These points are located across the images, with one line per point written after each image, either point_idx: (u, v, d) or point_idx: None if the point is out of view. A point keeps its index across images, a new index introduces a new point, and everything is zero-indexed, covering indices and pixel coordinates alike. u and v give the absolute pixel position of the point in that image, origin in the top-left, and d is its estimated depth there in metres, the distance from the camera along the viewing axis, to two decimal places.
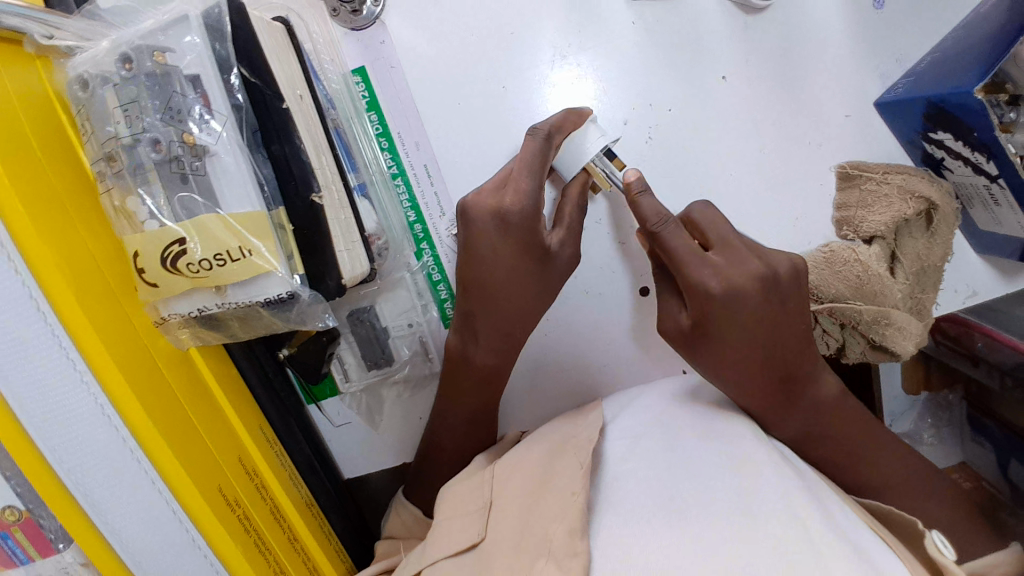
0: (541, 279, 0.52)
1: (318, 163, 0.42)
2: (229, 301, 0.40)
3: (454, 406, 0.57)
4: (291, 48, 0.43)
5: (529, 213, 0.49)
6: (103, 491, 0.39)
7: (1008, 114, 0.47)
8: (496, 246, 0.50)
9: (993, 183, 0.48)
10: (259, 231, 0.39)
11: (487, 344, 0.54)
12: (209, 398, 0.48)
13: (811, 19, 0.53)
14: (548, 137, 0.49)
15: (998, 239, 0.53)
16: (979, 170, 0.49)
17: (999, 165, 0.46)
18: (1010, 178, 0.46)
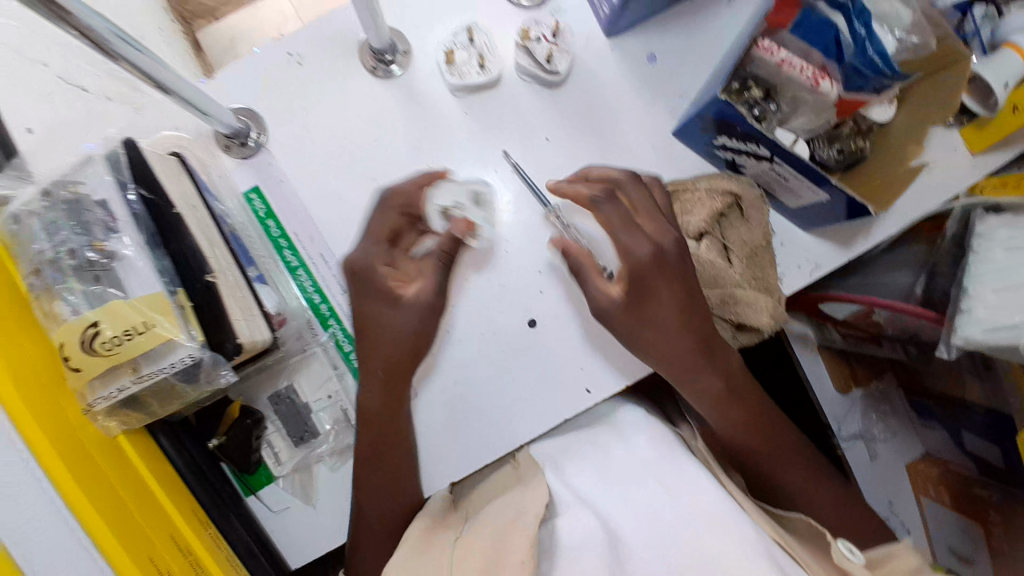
0: (409, 324, 0.61)
1: (213, 254, 0.52)
2: (143, 375, 0.48)
3: (378, 453, 0.62)
4: (184, 172, 0.55)
5: (369, 266, 0.61)
6: (39, 556, 0.42)
7: (768, 107, 0.59)
8: (361, 298, 0.61)
9: (773, 163, 0.58)
10: (161, 308, 0.47)
11: (369, 389, 0.61)
12: (139, 482, 0.53)
13: (603, 81, 0.65)
14: (381, 202, 0.61)
15: (809, 209, 0.61)
16: (759, 157, 0.59)
17: (766, 146, 0.56)
18: (780, 155, 0.56)
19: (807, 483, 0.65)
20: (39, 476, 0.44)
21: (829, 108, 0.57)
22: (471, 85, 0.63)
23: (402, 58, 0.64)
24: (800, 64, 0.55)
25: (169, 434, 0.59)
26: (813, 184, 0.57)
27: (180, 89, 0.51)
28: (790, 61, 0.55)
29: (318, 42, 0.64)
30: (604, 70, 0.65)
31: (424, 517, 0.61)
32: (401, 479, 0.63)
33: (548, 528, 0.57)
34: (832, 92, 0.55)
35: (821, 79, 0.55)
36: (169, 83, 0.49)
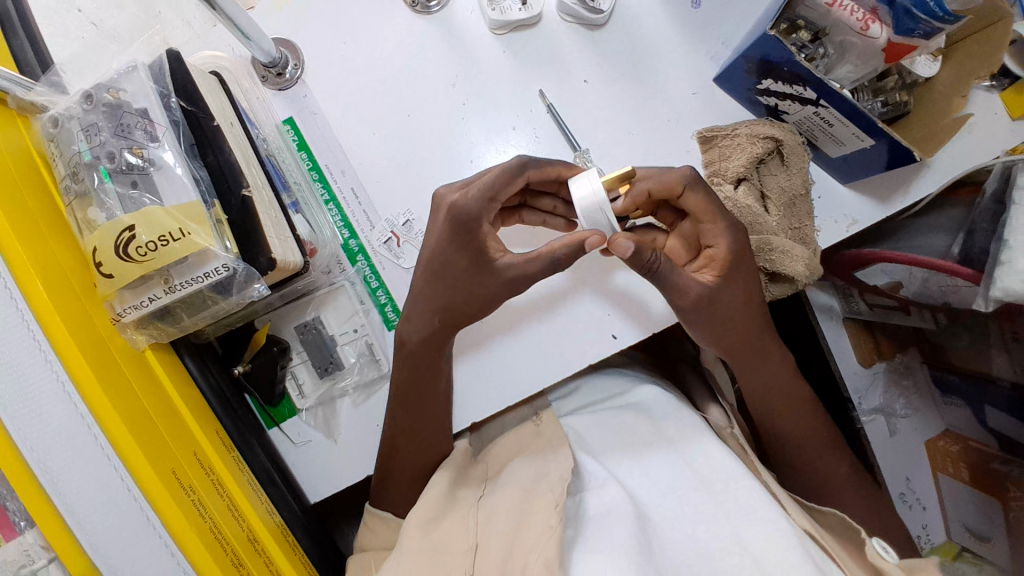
0: (485, 282, 0.58)
1: (248, 170, 0.51)
2: (174, 288, 0.48)
3: (403, 389, 0.61)
4: (223, 92, 0.55)
5: (475, 211, 0.57)
6: (64, 471, 0.42)
7: (815, 50, 0.58)
8: (450, 254, 0.58)
9: (818, 107, 0.57)
10: (196, 217, 0.47)
11: (415, 330, 0.60)
12: (168, 403, 0.53)
13: (644, 25, 0.64)
14: (523, 161, 0.57)
15: (851, 159, 0.60)
16: (804, 100, 0.57)
17: (813, 88, 0.55)
18: (827, 96, 0.54)
19: (829, 465, 0.66)
20: (66, 381, 0.44)
21: (875, 54, 0.55)
22: (513, 22, 0.62)
23: None
24: (850, 6, 0.53)
25: (194, 355, 0.59)
26: (858, 129, 0.55)
27: (225, 6, 0.50)
28: (840, 1, 0.53)
29: None
30: (645, 13, 0.64)
31: (447, 468, 0.64)
32: (426, 417, 0.62)
33: (574, 500, 0.60)
34: (880, 37, 0.53)
35: (871, 22, 0.53)
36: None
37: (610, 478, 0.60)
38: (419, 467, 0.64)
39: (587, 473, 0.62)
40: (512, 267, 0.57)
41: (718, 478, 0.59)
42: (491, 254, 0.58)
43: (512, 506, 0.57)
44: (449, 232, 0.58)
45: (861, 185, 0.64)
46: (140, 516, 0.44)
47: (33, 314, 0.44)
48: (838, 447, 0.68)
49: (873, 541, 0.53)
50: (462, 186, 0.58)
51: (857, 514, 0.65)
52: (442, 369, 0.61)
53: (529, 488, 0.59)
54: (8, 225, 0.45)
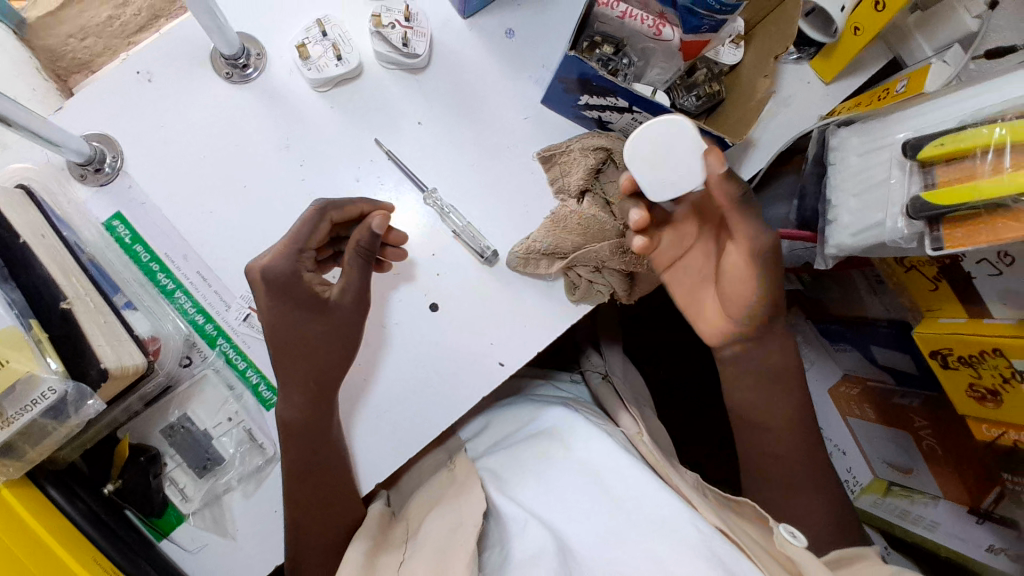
0: (323, 326, 0.59)
1: (66, 281, 0.49)
2: (8, 421, 0.45)
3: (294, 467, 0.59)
4: (31, 203, 0.51)
5: (285, 271, 0.57)
6: None
7: (622, 61, 0.59)
8: (285, 314, 0.59)
9: (636, 112, 0.59)
10: (15, 344, 0.44)
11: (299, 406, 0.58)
12: (27, 545, 0.48)
13: (464, 59, 0.66)
14: (319, 210, 0.57)
15: None
16: (621, 109, 0.60)
17: (624, 98, 0.57)
18: (638, 102, 0.57)
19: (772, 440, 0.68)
20: None
21: (675, 55, 0.58)
22: (333, 78, 0.62)
23: (256, 60, 0.62)
24: (640, 15, 0.56)
25: (59, 484, 0.56)
26: None
27: (23, 120, 0.48)
28: (629, 13, 0.56)
29: (166, 57, 0.62)
30: (463, 49, 0.66)
31: (365, 536, 0.61)
32: (324, 488, 0.60)
33: (503, 553, 0.58)
34: (674, 37, 0.56)
35: (662, 26, 0.56)
36: (11, 113, 0.46)
37: (531, 516, 0.58)
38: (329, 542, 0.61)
39: (508, 518, 0.60)
40: (343, 288, 0.59)
41: (633, 492, 0.59)
42: (321, 294, 0.59)
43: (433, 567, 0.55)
44: (267, 292, 0.58)
45: None
46: None
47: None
48: (796, 426, 0.68)
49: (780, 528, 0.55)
50: (269, 250, 0.58)
51: (794, 515, 0.67)
52: (325, 438, 0.60)
53: (443, 539, 0.58)
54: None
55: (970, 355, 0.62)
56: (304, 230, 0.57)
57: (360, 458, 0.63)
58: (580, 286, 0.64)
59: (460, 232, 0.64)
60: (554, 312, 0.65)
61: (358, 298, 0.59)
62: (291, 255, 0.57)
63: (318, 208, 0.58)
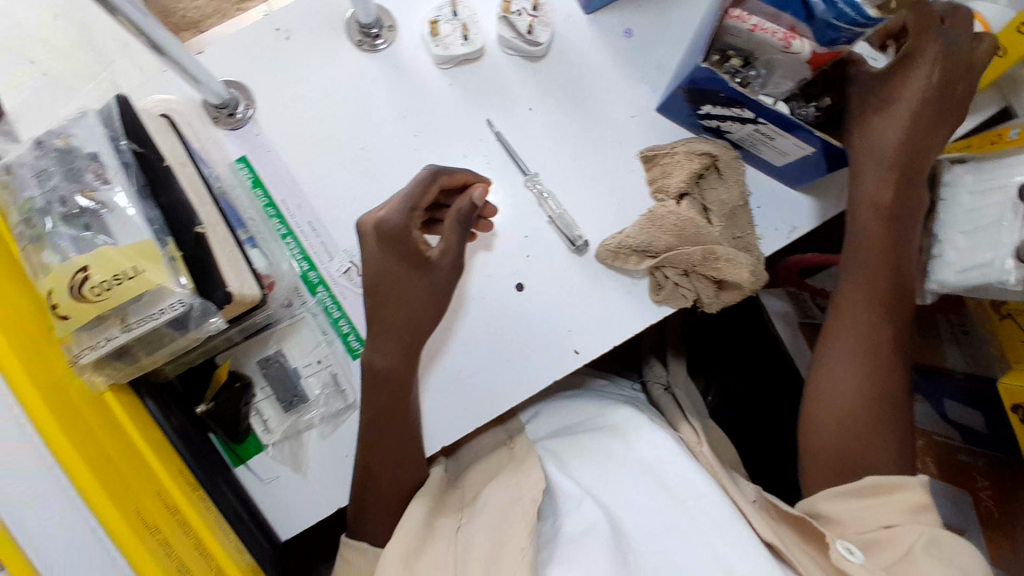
0: (420, 284, 0.61)
1: (201, 208, 0.52)
2: (133, 327, 0.49)
3: (367, 417, 0.62)
4: (175, 133, 0.55)
5: (398, 225, 0.60)
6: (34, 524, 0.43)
7: (748, 74, 0.61)
8: (389, 266, 0.61)
9: (757, 124, 0.60)
10: (151, 256, 0.48)
11: (391, 360, 0.61)
12: (130, 444, 0.52)
13: (583, 55, 0.68)
14: (434, 172, 0.61)
15: (796, 166, 0.64)
16: (743, 120, 0.61)
17: (751, 109, 0.58)
18: (764, 114, 0.58)
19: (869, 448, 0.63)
20: (26, 427, 0.45)
21: (801, 66, 0.59)
22: (457, 56, 0.65)
23: (388, 32, 0.66)
24: (771, 28, 0.57)
25: (156, 397, 0.58)
26: (798, 139, 0.59)
27: (172, 50, 0.52)
28: (760, 25, 0.57)
29: (306, 18, 0.66)
30: (581, 44, 0.68)
31: (424, 499, 0.64)
32: (395, 444, 0.62)
33: (555, 527, 0.59)
34: (805, 50, 0.57)
35: (792, 40, 0.57)
36: (162, 41, 0.51)
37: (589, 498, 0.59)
38: (391, 497, 0.63)
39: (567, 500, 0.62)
40: (444, 253, 0.61)
41: (687, 484, 0.59)
42: (423, 253, 0.61)
43: (493, 536, 0.57)
44: (379, 243, 0.61)
45: (801, 190, 0.67)
46: (107, 560, 0.45)
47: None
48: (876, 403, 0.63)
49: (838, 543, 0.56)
50: (383, 205, 0.62)
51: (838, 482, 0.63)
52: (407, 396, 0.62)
53: (506, 507, 0.60)
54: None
55: None
56: (420, 189, 0.60)
57: (430, 421, 0.65)
58: (665, 287, 0.65)
59: (555, 218, 0.66)
60: (637, 308, 0.66)
61: (453, 270, 0.62)
62: (406, 213, 0.60)
63: (431, 174, 0.61)
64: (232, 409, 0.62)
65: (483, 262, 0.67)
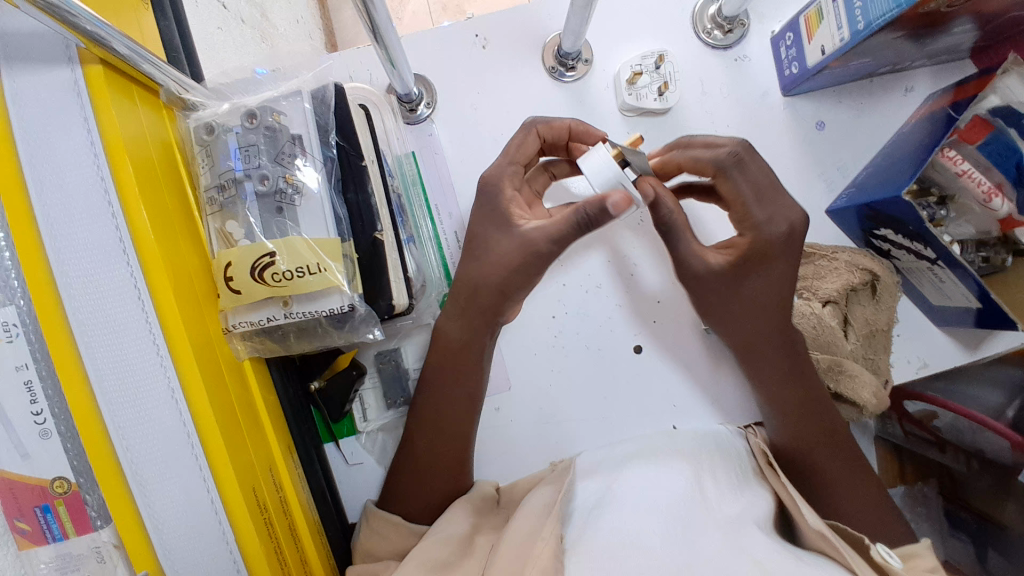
0: (513, 253, 0.57)
1: (382, 211, 0.52)
2: (293, 312, 0.49)
3: (440, 413, 0.60)
4: (368, 127, 0.55)
5: (497, 178, 0.60)
6: (154, 486, 0.45)
7: (940, 211, 0.59)
8: (483, 225, 0.60)
9: (934, 264, 0.58)
10: (333, 253, 0.48)
11: (457, 327, 0.60)
12: (255, 413, 0.54)
13: (768, 134, 0.66)
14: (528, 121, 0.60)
15: (949, 309, 0.62)
16: (921, 256, 0.59)
17: (935, 249, 0.56)
18: (946, 258, 0.56)
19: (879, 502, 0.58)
20: (176, 390, 0.46)
21: (990, 222, 0.59)
22: (645, 109, 0.64)
23: (582, 66, 0.65)
24: (979, 178, 0.56)
25: (280, 365, 0.60)
26: (972, 291, 0.57)
27: (387, 40, 0.51)
28: (969, 173, 0.56)
29: (506, 31, 0.65)
30: (771, 126, 0.66)
31: (469, 500, 0.59)
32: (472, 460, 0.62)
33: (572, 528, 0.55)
34: (1003, 209, 0.57)
35: (994, 196, 0.56)
36: (383, 28, 0.49)
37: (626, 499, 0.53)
38: (434, 493, 0.59)
39: None
40: (539, 227, 0.56)
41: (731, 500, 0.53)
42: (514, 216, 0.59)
43: (526, 528, 0.51)
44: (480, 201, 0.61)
45: (945, 329, 0.66)
46: (216, 531, 0.47)
47: (159, 328, 0.45)
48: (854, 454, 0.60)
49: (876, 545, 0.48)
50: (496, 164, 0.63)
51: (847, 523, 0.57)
52: (481, 374, 0.61)
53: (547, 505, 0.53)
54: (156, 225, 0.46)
55: None
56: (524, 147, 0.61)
57: (515, 451, 0.66)
58: None
59: None
60: (743, 401, 0.67)
61: (530, 248, 0.57)
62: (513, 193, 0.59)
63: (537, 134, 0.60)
64: (337, 392, 0.62)
65: (609, 313, 0.67)
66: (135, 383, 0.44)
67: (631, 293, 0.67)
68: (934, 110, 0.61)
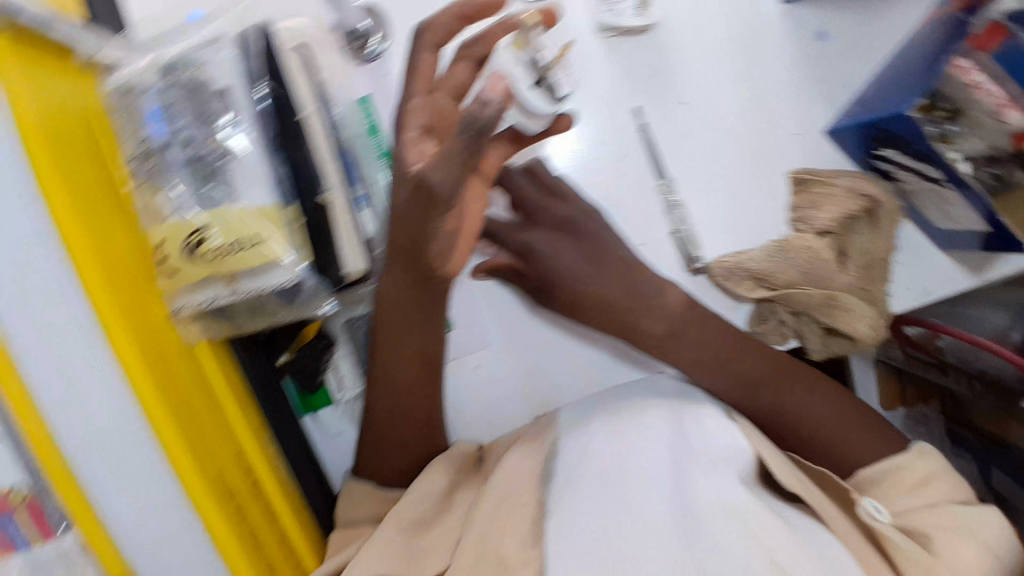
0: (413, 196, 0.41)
1: (327, 168, 0.47)
2: (239, 290, 0.45)
3: (410, 378, 0.57)
4: (307, 69, 0.49)
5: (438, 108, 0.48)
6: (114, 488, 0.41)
7: (950, 127, 0.55)
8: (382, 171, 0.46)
9: (941, 186, 0.54)
10: (269, 224, 0.44)
11: (398, 287, 0.51)
12: (214, 394, 0.50)
13: (763, 47, 0.59)
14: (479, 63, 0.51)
15: (958, 233, 0.58)
16: (927, 177, 0.55)
17: (942, 171, 0.52)
18: (954, 179, 0.52)
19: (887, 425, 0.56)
20: (118, 384, 0.42)
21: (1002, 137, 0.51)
22: (627, 28, 0.58)
23: None
24: (992, 90, 0.49)
25: (244, 343, 0.55)
26: (982, 213, 0.54)
27: None
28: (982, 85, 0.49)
29: None
30: (766, 38, 0.59)
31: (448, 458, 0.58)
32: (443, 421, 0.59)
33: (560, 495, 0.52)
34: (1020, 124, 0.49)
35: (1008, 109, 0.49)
36: None
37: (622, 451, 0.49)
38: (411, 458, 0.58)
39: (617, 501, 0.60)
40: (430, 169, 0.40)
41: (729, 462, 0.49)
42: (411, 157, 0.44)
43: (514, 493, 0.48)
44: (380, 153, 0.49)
45: (955, 253, 0.61)
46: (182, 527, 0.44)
47: (91, 319, 0.41)
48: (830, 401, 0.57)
49: (864, 500, 0.48)
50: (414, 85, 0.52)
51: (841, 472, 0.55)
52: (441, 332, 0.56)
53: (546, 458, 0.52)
54: (67, 206, 0.40)
55: None
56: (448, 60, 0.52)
57: (499, 407, 0.64)
58: (769, 322, 0.61)
59: (680, 232, 0.60)
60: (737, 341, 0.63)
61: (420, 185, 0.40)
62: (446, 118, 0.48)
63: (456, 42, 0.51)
64: (303, 364, 0.58)
65: None
66: (75, 382, 0.40)
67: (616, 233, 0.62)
68: (940, 18, 0.54)
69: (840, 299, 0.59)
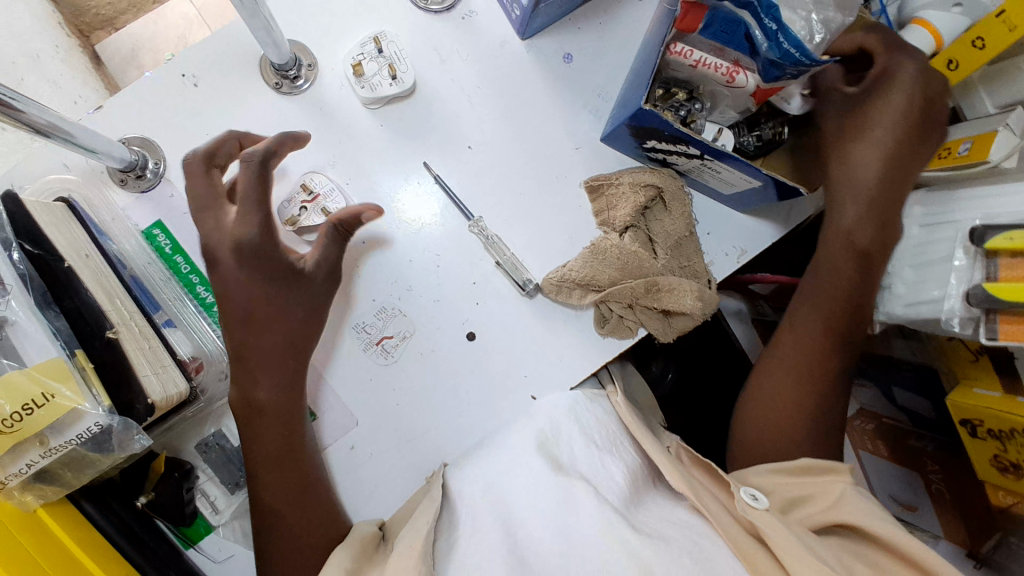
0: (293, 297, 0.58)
1: (111, 306, 0.49)
2: (54, 447, 0.44)
3: (290, 472, 0.57)
4: (74, 218, 0.51)
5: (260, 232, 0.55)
6: None
7: (692, 106, 0.61)
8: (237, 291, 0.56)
9: (704, 159, 0.59)
10: (61, 376, 0.44)
11: (275, 395, 0.57)
12: (62, 565, 0.47)
13: (521, 79, 0.65)
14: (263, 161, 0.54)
15: (744, 194, 0.62)
16: (689, 156, 0.59)
17: (697, 147, 0.57)
18: (706, 151, 0.57)
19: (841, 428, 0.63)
20: None
21: (745, 99, 0.59)
22: (385, 97, 0.61)
23: (307, 72, 0.62)
24: (713, 63, 0.57)
25: (93, 498, 0.55)
26: (745, 173, 0.58)
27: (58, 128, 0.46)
28: (702, 61, 0.57)
29: (214, 62, 0.60)
30: (520, 73, 0.65)
31: (348, 544, 0.55)
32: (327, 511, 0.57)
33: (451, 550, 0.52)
34: (749, 83, 0.57)
35: (735, 73, 0.57)
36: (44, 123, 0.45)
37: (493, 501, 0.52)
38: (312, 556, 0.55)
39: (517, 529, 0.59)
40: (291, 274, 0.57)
41: None
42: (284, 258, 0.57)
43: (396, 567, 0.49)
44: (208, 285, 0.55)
45: (752, 210, 0.66)
46: None
47: None
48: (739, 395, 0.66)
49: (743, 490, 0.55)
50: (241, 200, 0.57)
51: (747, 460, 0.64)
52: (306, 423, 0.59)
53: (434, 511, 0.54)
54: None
55: (1001, 430, 0.61)
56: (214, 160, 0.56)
57: (382, 482, 0.62)
58: (610, 320, 0.64)
59: (502, 263, 0.63)
60: (590, 347, 0.65)
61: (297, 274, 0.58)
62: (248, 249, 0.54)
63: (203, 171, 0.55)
64: (158, 503, 0.56)
65: (429, 310, 0.63)
66: None
67: (443, 279, 0.64)
68: (654, 19, 0.61)
69: (659, 280, 0.62)
